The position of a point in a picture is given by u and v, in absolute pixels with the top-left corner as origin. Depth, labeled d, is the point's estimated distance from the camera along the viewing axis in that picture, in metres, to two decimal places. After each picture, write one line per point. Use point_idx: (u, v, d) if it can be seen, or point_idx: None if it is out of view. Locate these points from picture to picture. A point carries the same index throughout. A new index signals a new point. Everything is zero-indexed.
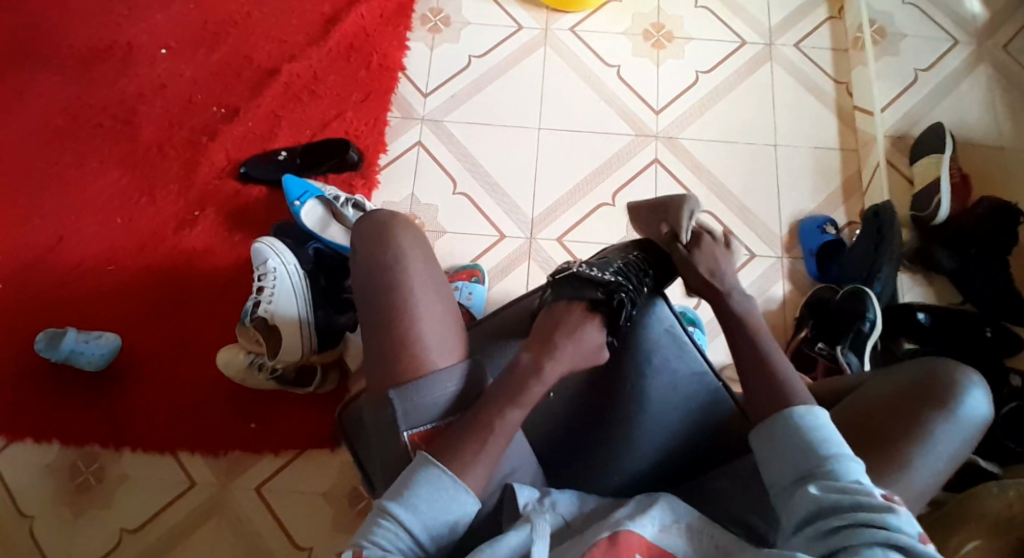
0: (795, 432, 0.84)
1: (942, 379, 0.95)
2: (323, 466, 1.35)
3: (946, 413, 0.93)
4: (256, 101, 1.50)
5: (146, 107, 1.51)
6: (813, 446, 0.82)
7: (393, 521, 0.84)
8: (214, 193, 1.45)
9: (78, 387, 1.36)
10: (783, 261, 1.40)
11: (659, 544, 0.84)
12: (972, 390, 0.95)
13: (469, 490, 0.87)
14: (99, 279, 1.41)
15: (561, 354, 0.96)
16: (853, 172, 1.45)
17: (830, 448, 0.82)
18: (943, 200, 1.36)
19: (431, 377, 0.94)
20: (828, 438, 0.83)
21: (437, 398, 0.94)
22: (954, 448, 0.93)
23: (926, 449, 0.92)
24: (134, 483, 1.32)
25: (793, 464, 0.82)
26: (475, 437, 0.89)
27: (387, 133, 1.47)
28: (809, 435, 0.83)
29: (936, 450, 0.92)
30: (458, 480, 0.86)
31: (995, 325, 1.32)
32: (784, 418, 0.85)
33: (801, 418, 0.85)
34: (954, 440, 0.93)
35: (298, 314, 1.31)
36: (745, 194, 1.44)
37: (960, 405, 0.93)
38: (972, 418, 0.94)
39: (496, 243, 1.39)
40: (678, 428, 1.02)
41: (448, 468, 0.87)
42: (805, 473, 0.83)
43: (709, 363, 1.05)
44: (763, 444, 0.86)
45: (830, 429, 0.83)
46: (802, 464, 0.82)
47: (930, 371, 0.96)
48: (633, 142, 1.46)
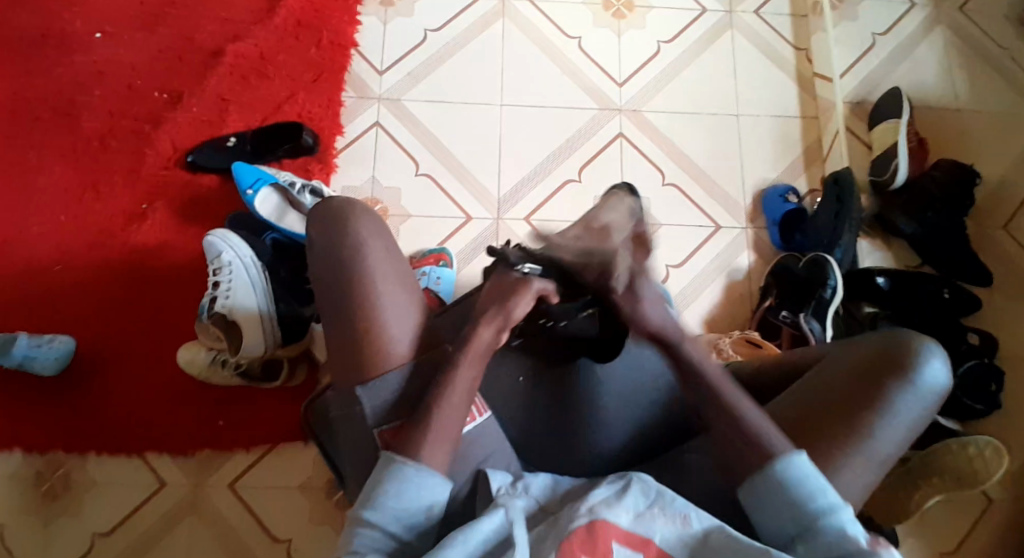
0: (781, 485, 0.85)
1: (903, 347, 0.95)
2: (293, 459, 1.33)
3: (909, 383, 0.94)
4: (202, 84, 1.43)
5: (84, 94, 1.42)
6: (803, 502, 0.84)
7: (368, 526, 0.85)
8: (164, 184, 1.39)
9: (35, 394, 1.30)
10: (748, 231, 1.41)
11: (636, 532, 0.83)
12: (934, 358, 0.95)
13: (434, 470, 0.87)
14: (47, 279, 1.34)
15: (492, 321, 0.95)
16: (814, 139, 1.46)
17: (820, 504, 0.83)
18: (901, 164, 1.37)
19: (382, 377, 0.95)
20: (815, 489, 0.84)
21: (392, 394, 0.95)
22: (915, 418, 0.94)
23: (888, 418, 0.93)
24: (102, 488, 1.28)
25: (788, 522, 0.84)
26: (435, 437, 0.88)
27: (343, 114, 1.42)
28: (796, 490, 0.84)
29: (899, 420, 0.93)
30: (418, 465, 0.86)
31: (952, 286, 1.36)
32: (771, 471, 0.86)
33: (789, 468, 0.85)
34: (915, 408, 0.94)
35: (257, 307, 1.28)
36: (711, 166, 1.43)
37: (921, 372, 0.94)
38: (934, 385, 0.94)
39: (462, 225, 1.36)
40: (648, 405, 1.03)
41: (405, 457, 0.87)
42: (777, 497, 0.85)
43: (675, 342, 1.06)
44: (753, 498, 0.86)
45: (816, 479, 0.84)
46: (793, 520, 0.84)
47: (890, 341, 0.97)
48: (598, 116, 1.44)
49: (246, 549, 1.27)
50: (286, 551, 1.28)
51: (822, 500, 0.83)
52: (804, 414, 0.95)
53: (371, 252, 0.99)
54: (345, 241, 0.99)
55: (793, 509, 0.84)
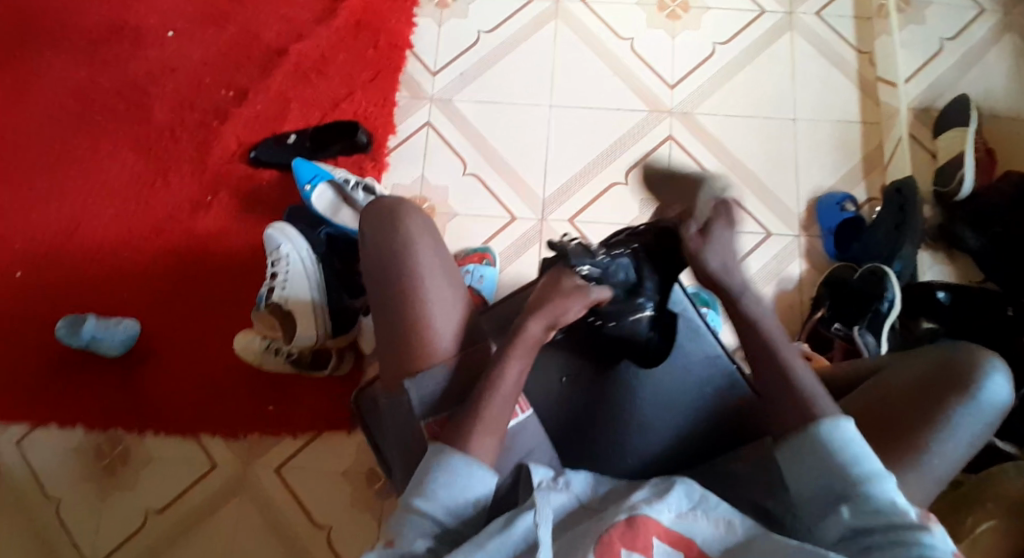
0: (828, 450, 0.84)
1: (961, 364, 0.93)
2: (339, 446, 1.37)
3: (967, 399, 0.91)
4: (264, 81, 1.48)
5: (156, 89, 1.50)
6: (847, 469, 0.83)
7: (419, 514, 0.87)
8: (226, 177, 1.45)
9: (101, 372, 1.39)
10: (801, 239, 1.38)
11: (676, 529, 0.83)
12: (995, 375, 0.92)
13: (483, 463, 0.89)
14: (116, 264, 1.42)
15: (542, 314, 0.96)
16: (875, 146, 1.41)
17: (863, 470, 0.82)
18: (968, 174, 1.31)
19: (429, 370, 0.96)
20: (859, 456, 0.83)
21: (436, 389, 0.96)
22: (974, 436, 0.91)
23: (946, 435, 0.90)
24: (159, 464, 1.36)
25: (825, 482, 0.84)
26: (473, 424, 0.91)
27: (395, 114, 1.45)
28: (840, 456, 0.84)
29: (955, 437, 0.90)
30: (467, 456, 0.88)
31: (1018, 304, 1.28)
32: (816, 435, 0.85)
33: (831, 433, 0.84)
34: (975, 427, 0.91)
35: (310, 296, 1.33)
36: (764, 170, 1.40)
37: (979, 389, 0.91)
38: (994, 402, 0.92)
39: (507, 224, 1.38)
40: (685, 418, 1.04)
41: (455, 448, 0.89)
42: (817, 458, 0.85)
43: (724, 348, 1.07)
44: (793, 460, 0.86)
45: (861, 446, 0.83)
46: (833, 484, 0.84)
47: (949, 357, 0.94)
48: (648, 118, 1.43)
49: (289, 530, 1.33)
50: (327, 535, 1.33)
51: (866, 467, 0.83)
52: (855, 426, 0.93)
53: (418, 250, 1.02)
54: (394, 239, 1.04)
55: (832, 471, 0.84)
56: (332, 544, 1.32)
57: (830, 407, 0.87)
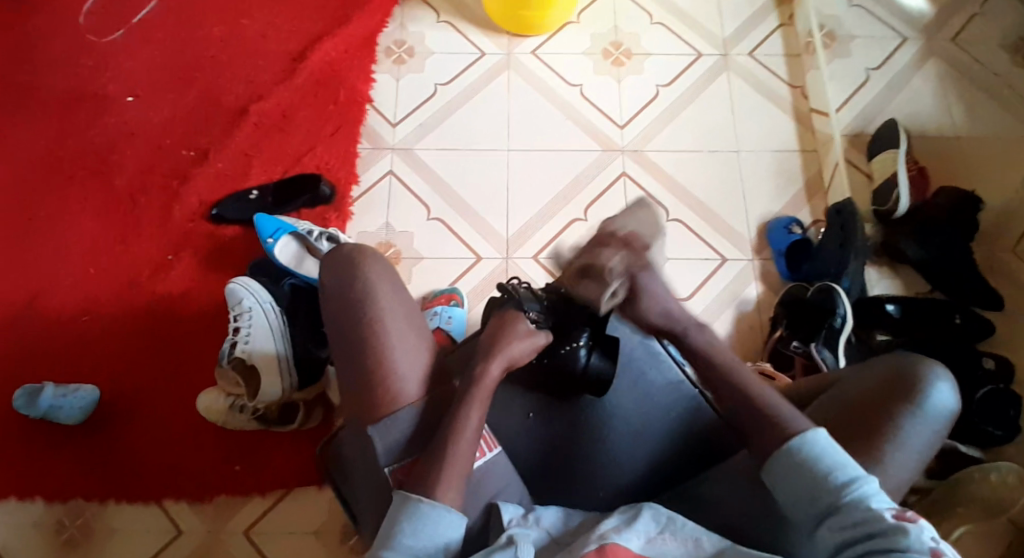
0: (806, 466, 0.88)
1: (909, 371, 0.96)
2: (312, 504, 1.34)
3: (917, 408, 0.94)
4: (226, 141, 1.50)
5: (115, 154, 1.50)
6: (826, 476, 0.86)
7: None
8: (190, 235, 1.44)
9: (62, 442, 1.34)
10: (755, 263, 1.43)
11: (646, 553, 0.84)
12: (941, 382, 0.96)
13: (451, 506, 0.88)
14: (75, 330, 1.38)
15: (501, 354, 0.99)
16: (816, 171, 1.49)
17: (843, 475, 0.85)
18: (903, 193, 1.40)
19: (398, 412, 0.98)
20: (836, 464, 0.87)
21: (402, 434, 0.98)
22: (925, 443, 0.94)
23: (897, 446, 0.93)
24: (122, 535, 1.30)
25: (812, 500, 0.87)
26: (436, 471, 0.90)
27: (358, 164, 1.48)
28: (818, 467, 0.87)
29: (908, 444, 0.94)
30: (433, 501, 0.88)
31: (965, 312, 1.38)
32: (790, 452, 0.89)
33: (808, 449, 0.88)
34: (926, 434, 0.94)
35: (274, 351, 1.33)
36: (714, 201, 1.46)
37: (928, 395, 0.95)
38: (943, 408, 0.95)
39: (473, 265, 1.40)
40: (655, 442, 1.06)
41: (421, 494, 0.89)
42: (799, 473, 0.88)
43: (686, 374, 1.09)
44: (780, 478, 0.89)
45: (835, 454, 0.87)
46: (818, 499, 0.86)
47: (901, 367, 0.97)
48: (602, 157, 1.48)
49: None
50: None
51: (843, 474, 0.85)
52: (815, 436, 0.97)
53: (382, 294, 1.02)
54: (356, 283, 1.03)
55: (816, 485, 0.86)
56: None
57: (803, 422, 0.91)
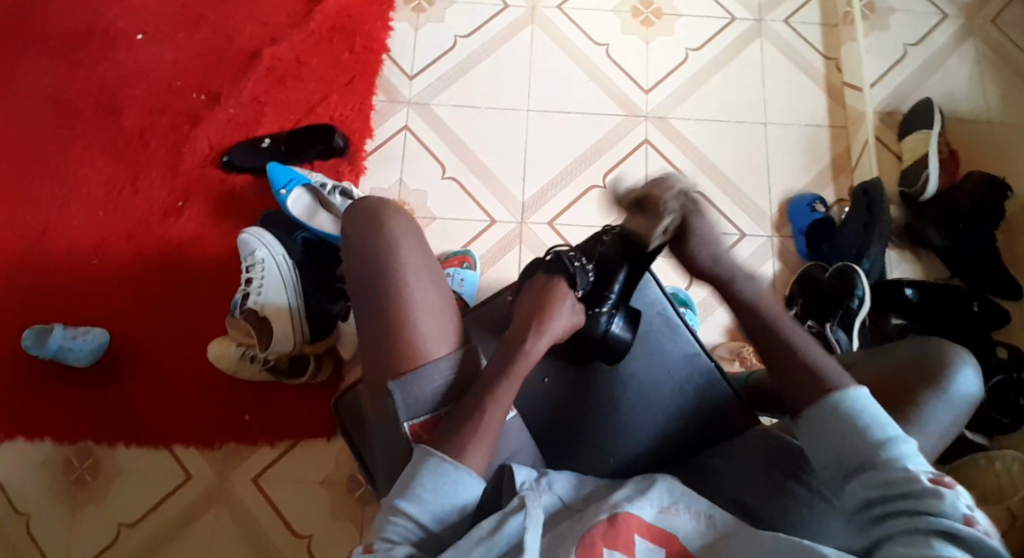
0: (844, 420, 0.86)
1: (935, 355, 0.99)
2: (318, 454, 1.35)
3: (940, 392, 0.96)
4: (238, 85, 1.46)
5: (125, 93, 1.46)
6: (863, 433, 0.84)
7: (402, 517, 0.87)
8: (200, 181, 1.42)
9: (70, 384, 1.35)
10: (773, 239, 1.41)
11: (658, 525, 0.86)
12: (966, 369, 0.98)
13: (472, 472, 0.88)
14: (84, 272, 1.37)
15: (543, 330, 0.98)
16: (844, 148, 1.45)
17: (880, 434, 0.84)
18: (931, 175, 1.36)
19: (427, 366, 0.96)
20: (875, 422, 0.85)
21: (429, 390, 0.96)
22: (946, 427, 0.96)
23: (918, 427, 0.95)
24: (130, 478, 1.32)
25: (844, 455, 0.85)
26: (471, 432, 0.90)
27: (373, 117, 1.44)
28: (858, 422, 0.85)
29: (928, 426, 0.96)
30: (458, 465, 0.88)
31: (982, 300, 1.35)
32: (832, 405, 0.87)
33: (850, 402, 0.86)
34: (946, 417, 0.96)
35: (286, 303, 1.31)
36: (736, 172, 1.43)
37: (952, 380, 0.97)
38: (965, 393, 0.97)
39: (486, 228, 1.38)
40: (667, 415, 1.06)
41: (446, 455, 0.88)
42: (835, 426, 0.86)
43: (701, 346, 1.10)
44: (812, 429, 0.88)
45: (876, 413, 0.85)
46: (850, 454, 0.85)
47: (927, 353, 0.99)
48: (624, 122, 1.45)
49: (267, 542, 1.30)
50: (308, 545, 1.30)
51: (881, 432, 0.84)
52: None
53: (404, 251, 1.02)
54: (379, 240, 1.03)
55: (851, 440, 0.85)
56: (312, 554, 1.30)
57: (843, 379, 0.88)
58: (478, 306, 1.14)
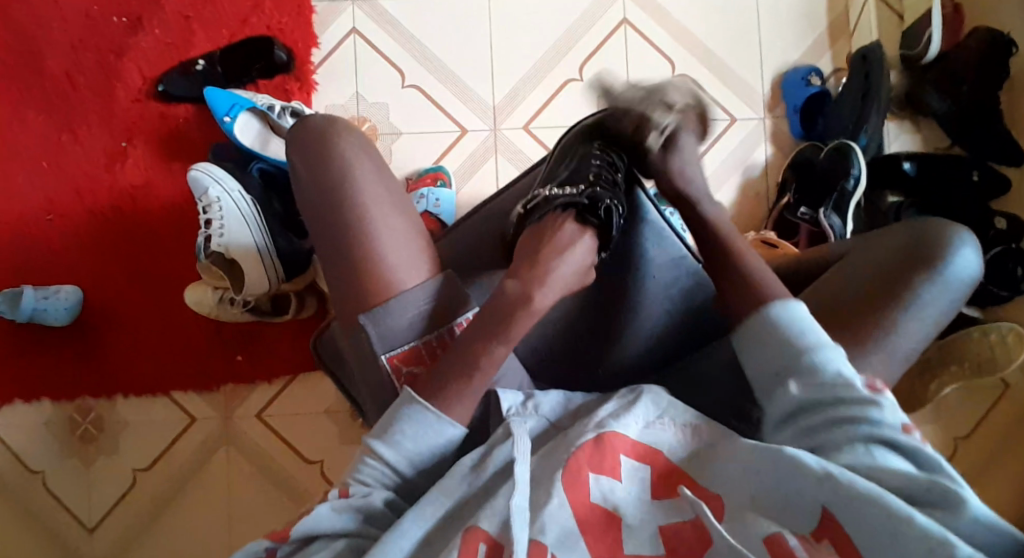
0: (776, 331, 0.81)
1: (932, 236, 0.95)
2: (317, 384, 1.35)
3: (937, 275, 0.93)
4: (159, 1, 1.28)
5: (33, 24, 1.29)
6: (793, 342, 0.80)
7: (377, 460, 0.79)
8: (140, 119, 1.29)
9: (55, 347, 1.32)
10: (767, 121, 1.31)
11: (645, 442, 0.79)
12: (965, 246, 0.94)
13: (456, 421, 0.81)
14: (39, 232, 1.29)
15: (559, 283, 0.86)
16: (842, 11, 1.31)
17: (811, 341, 0.79)
18: (935, 35, 1.24)
19: (401, 296, 0.89)
20: (805, 330, 0.80)
21: (407, 320, 0.89)
22: (941, 310, 0.93)
23: (913, 311, 0.92)
24: (136, 427, 1.34)
25: (775, 363, 0.81)
26: (456, 387, 0.82)
27: (316, 23, 1.28)
28: (789, 334, 0.81)
29: (924, 310, 0.92)
30: (442, 415, 0.80)
31: (983, 168, 1.29)
32: (766, 319, 0.82)
33: (780, 314, 0.82)
34: (943, 298, 0.93)
35: (254, 243, 1.24)
36: (725, 50, 1.30)
37: (949, 261, 0.93)
38: (963, 276, 0.94)
39: (458, 138, 1.28)
40: (656, 321, 0.98)
41: (428, 402, 0.81)
42: (768, 338, 0.82)
43: (687, 247, 1.00)
44: (746, 342, 0.84)
45: (806, 321, 0.81)
46: (781, 361, 0.80)
47: (923, 234, 0.95)
48: (599, 0, 1.29)
49: (281, 473, 1.34)
50: (320, 469, 1.34)
51: (812, 337, 0.80)
52: (834, 301, 0.95)
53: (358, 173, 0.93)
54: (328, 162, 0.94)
55: (782, 348, 0.81)
56: (327, 478, 1.34)
57: (780, 292, 0.84)
58: (451, 229, 1.06)
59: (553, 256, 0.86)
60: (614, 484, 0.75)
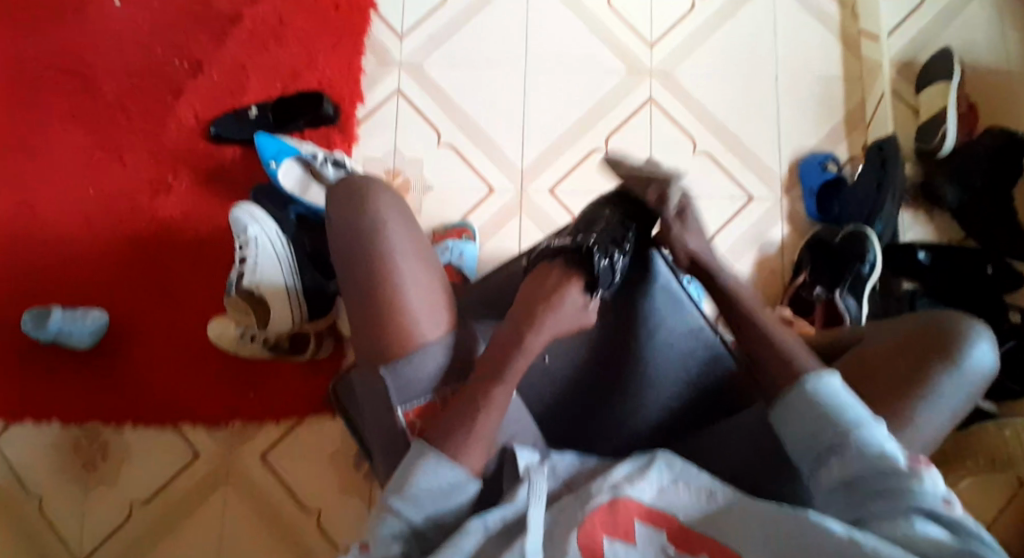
0: (816, 404, 0.84)
1: (949, 327, 0.94)
2: (323, 428, 1.36)
3: (952, 367, 0.93)
4: (220, 51, 1.39)
5: (104, 64, 1.40)
6: (836, 416, 0.82)
7: (395, 516, 0.82)
8: (187, 156, 1.37)
9: (73, 367, 1.35)
10: (783, 202, 1.36)
11: (658, 507, 0.80)
12: (981, 340, 0.94)
13: (469, 470, 0.85)
14: (78, 255, 1.35)
15: (547, 325, 0.93)
16: (858, 103, 1.38)
17: (853, 416, 0.82)
18: (950, 131, 1.30)
19: (422, 351, 0.93)
20: (848, 404, 0.83)
21: (426, 373, 0.93)
22: (957, 402, 0.93)
23: (927, 405, 0.92)
24: (141, 457, 1.33)
25: (816, 437, 0.83)
26: (462, 432, 0.86)
27: (363, 81, 1.38)
28: (829, 408, 0.83)
29: (940, 403, 0.92)
30: (455, 462, 0.84)
31: (998, 262, 1.32)
32: (806, 392, 0.85)
33: (818, 388, 0.84)
34: (958, 392, 0.93)
35: (284, 283, 1.30)
36: (744, 132, 1.37)
37: (967, 355, 0.93)
38: (979, 369, 0.93)
39: (485, 197, 1.34)
40: (671, 393, 1.02)
41: (443, 452, 0.84)
42: (810, 410, 0.84)
43: (706, 319, 1.03)
44: (786, 415, 0.85)
45: (847, 397, 0.83)
46: (823, 435, 0.82)
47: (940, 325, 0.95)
48: (628, 79, 1.38)
49: (278, 517, 1.32)
50: (318, 518, 1.32)
51: (854, 414, 0.82)
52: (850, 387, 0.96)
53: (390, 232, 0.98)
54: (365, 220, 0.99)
55: (823, 421, 0.83)
56: (324, 527, 1.32)
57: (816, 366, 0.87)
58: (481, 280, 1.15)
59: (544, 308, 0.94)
60: (627, 548, 0.76)
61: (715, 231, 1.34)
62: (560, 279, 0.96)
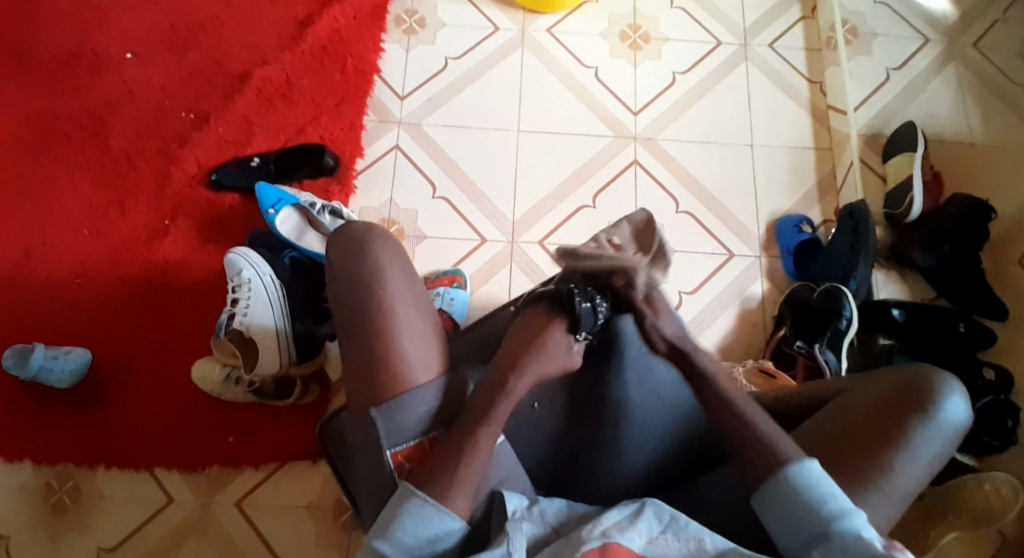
0: (796, 494, 0.83)
1: (923, 380, 0.94)
2: (303, 477, 1.32)
3: (928, 418, 0.92)
4: (227, 105, 1.46)
5: (113, 114, 1.46)
6: (817, 507, 0.82)
7: None
8: (186, 201, 1.41)
9: (49, 406, 1.32)
10: (761, 260, 1.41)
11: (647, 555, 0.81)
12: (956, 393, 0.94)
13: (456, 515, 0.85)
14: (68, 294, 1.36)
15: (533, 367, 0.95)
16: (828, 171, 1.47)
17: (834, 507, 0.81)
18: (916, 197, 1.37)
19: (412, 394, 0.91)
20: (828, 494, 0.82)
21: (417, 416, 0.91)
22: (937, 453, 0.92)
23: (907, 455, 0.90)
24: (112, 502, 1.29)
25: (801, 529, 0.82)
26: (449, 476, 0.87)
27: (363, 137, 1.46)
28: (810, 498, 0.82)
29: (919, 454, 0.91)
30: (442, 507, 0.85)
31: (969, 320, 1.36)
32: (785, 480, 0.84)
33: (797, 475, 0.83)
34: (937, 443, 0.92)
35: (274, 325, 1.29)
36: (723, 195, 1.45)
37: (943, 407, 0.92)
38: (955, 420, 0.93)
39: (477, 247, 1.38)
40: (658, 444, 1.01)
41: (429, 496, 0.85)
42: (791, 501, 0.83)
43: None
44: (767, 505, 0.84)
45: (829, 486, 0.82)
46: (807, 527, 0.82)
47: (914, 378, 0.95)
48: (614, 143, 1.46)
49: None
50: None
51: (834, 504, 0.81)
52: (829, 440, 0.94)
53: (390, 273, 0.96)
54: (365, 259, 0.97)
55: (805, 513, 0.82)
56: None
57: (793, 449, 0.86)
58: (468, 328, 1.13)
59: (529, 353, 0.95)
60: None
61: (697, 285, 1.39)
62: (545, 321, 0.98)
